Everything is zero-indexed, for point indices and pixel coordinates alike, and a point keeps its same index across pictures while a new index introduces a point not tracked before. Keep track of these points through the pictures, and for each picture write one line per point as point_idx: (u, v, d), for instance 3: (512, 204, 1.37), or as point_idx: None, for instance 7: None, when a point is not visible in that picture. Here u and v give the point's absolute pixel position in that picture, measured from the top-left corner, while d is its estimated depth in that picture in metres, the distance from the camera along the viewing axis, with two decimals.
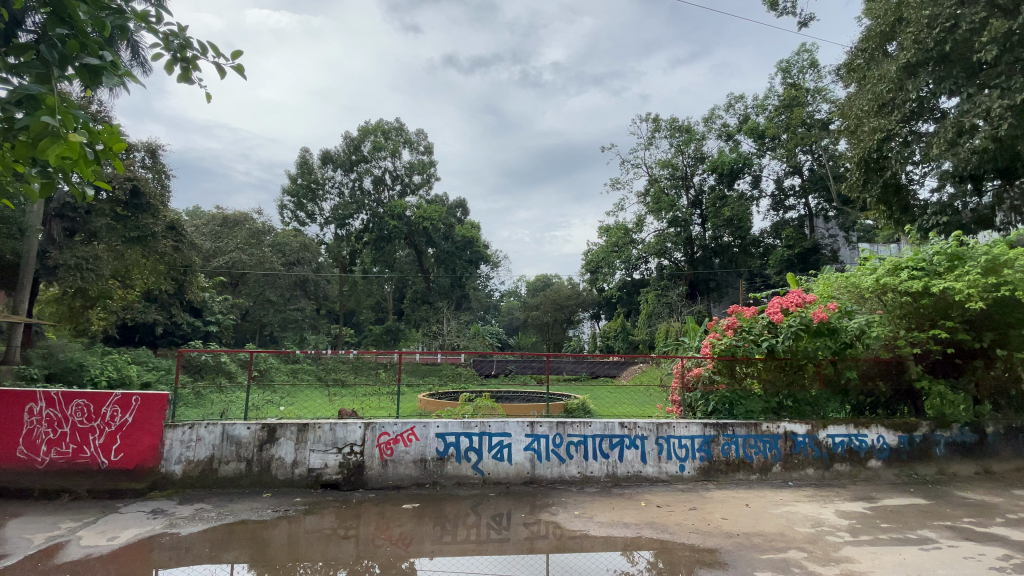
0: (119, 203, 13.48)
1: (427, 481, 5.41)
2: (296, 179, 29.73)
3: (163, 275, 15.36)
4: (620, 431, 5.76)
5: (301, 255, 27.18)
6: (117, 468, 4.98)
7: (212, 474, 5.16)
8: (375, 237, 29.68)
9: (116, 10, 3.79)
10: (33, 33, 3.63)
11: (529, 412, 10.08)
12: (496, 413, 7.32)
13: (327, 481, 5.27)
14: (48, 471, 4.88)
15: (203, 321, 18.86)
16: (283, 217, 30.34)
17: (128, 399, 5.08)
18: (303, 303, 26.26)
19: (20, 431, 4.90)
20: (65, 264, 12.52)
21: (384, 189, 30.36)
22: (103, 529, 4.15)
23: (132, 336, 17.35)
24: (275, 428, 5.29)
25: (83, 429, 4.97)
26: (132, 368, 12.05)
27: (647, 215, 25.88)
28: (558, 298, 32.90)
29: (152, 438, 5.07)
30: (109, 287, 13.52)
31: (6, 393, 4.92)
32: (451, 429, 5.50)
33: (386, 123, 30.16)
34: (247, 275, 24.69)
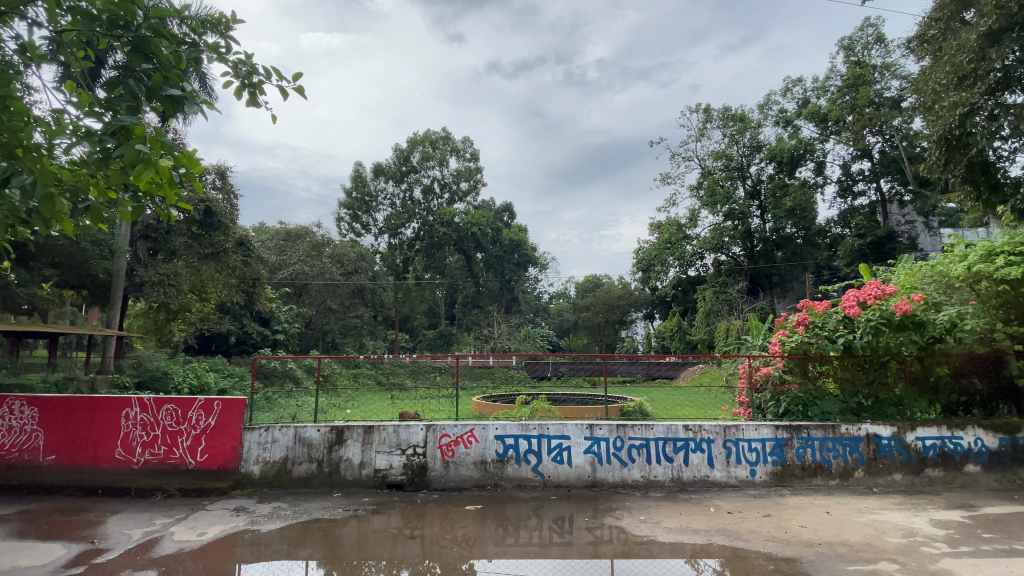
0: (194, 223, 14.69)
1: (488, 482, 5.45)
2: (351, 192, 30.97)
3: (235, 288, 16.45)
4: (684, 434, 5.56)
5: (358, 264, 28.26)
6: (202, 467, 5.36)
7: (287, 474, 5.43)
8: (426, 245, 30.54)
9: (192, 42, 4.13)
10: (119, 71, 4.01)
11: (584, 415, 9.99)
12: (553, 416, 7.29)
13: (392, 482, 5.43)
14: (143, 470, 5.33)
15: (271, 330, 20.00)
16: (340, 229, 31.79)
17: (211, 404, 5.43)
18: (361, 311, 27.36)
19: (119, 434, 5.37)
20: (150, 281, 13.79)
21: (433, 198, 31.15)
22: (192, 525, 4.47)
23: (209, 345, 18.71)
24: (343, 430, 5.51)
25: (173, 431, 5.39)
26: (210, 376, 12.93)
27: (701, 209, 24.96)
28: (610, 298, 32.36)
29: (233, 440, 5.41)
30: (189, 301, 14.61)
31: (105, 400, 5.40)
32: (509, 431, 5.51)
33: (434, 133, 30.92)
34: (309, 285, 25.97)
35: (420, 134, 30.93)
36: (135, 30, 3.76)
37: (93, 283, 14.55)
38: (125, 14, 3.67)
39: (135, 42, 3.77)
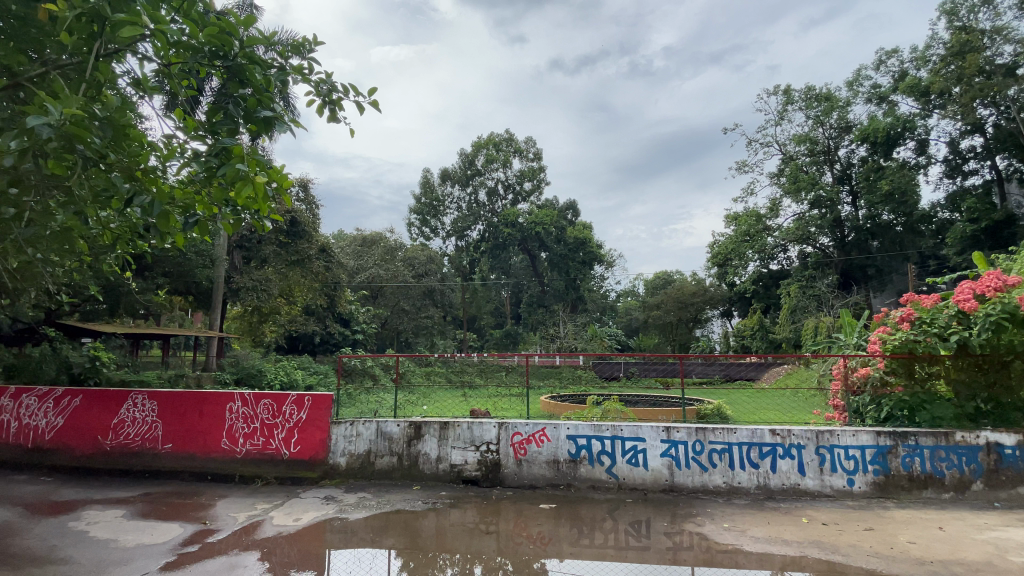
0: (282, 232, 15.99)
1: (561, 482, 5.43)
2: (420, 198, 32.12)
3: (318, 292, 17.65)
4: (770, 438, 5.22)
5: (428, 267, 29.35)
6: (296, 458, 5.79)
7: (370, 466, 5.74)
8: (491, 246, 31.28)
9: (280, 66, 4.52)
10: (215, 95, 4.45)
11: (658, 417, 9.67)
12: (626, 417, 7.13)
13: (468, 477, 5.57)
14: (245, 459, 5.85)
15: (351, 330, 21.27)
16: (410, 234, 33.11)
17: (302, 399, 5.87)
18: (432, 311, 28.36)
19: (224, 426, 5.94)
20: (245, 286, 15.21)
21: (498, 200, 31.59)
22: (289, 511, 4.84)
23: (297, 344, 20.19)
24: (421, 425, 5.73)
25: (269, 424, 5.87)
26: (298, 373, 13.97)
27: (783, 197, 23.27)
28: (682, 295, 31.10)
29: (322, 433, 5.80)
30: (278, 305, 15.86)
31: (213, 394, 5.99)
32: (582, 432, 5.46)
33: (497, 136, 31.27)
34: (383, 288, 27.22)
35: (484, 138, 31.44)
36: (231, 59, 4.15)
37: (197, 289, 16.13)
38: (225, 45, 4.08)
39: (231, 68, 4.17)
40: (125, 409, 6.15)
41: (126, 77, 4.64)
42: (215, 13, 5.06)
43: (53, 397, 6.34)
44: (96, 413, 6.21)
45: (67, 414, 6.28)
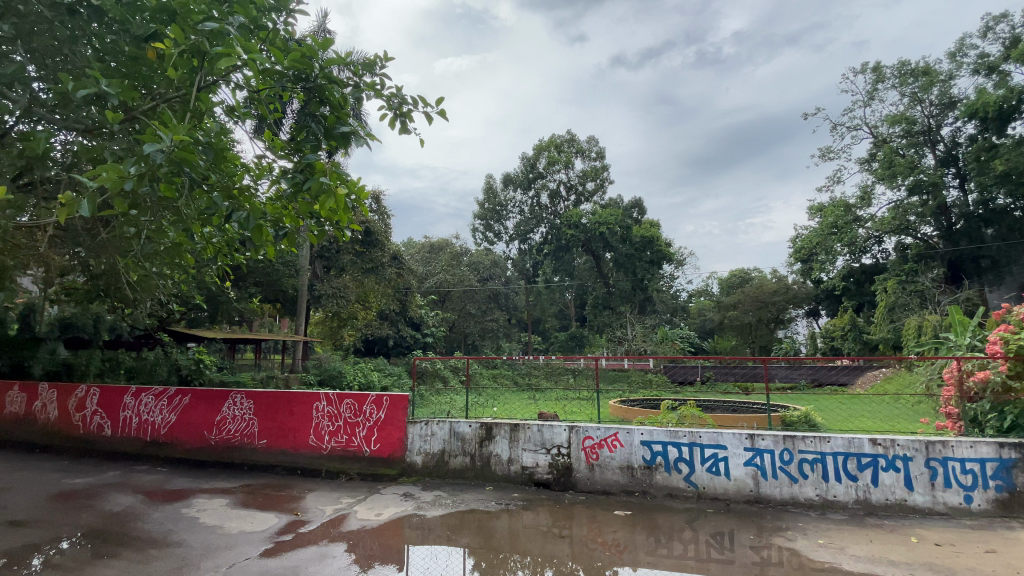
0: (358, 243, 17.03)
1: (636, 489, 5.27)
2: (483, 204, 32.69)
3: (391, 298, 18.53)
4: (871, 449, 4.77)
5: (492, 271, 29.82)
6: (376, 455, 6.08)
7: (445, 465, 5.89)
8: (554, 248, 31.16)
9: (355, 84, 4.81)
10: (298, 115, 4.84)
11: (738, 424, 9.15)
12: (704, 423, 6.78)
13: (539, 480, 5.56)
14: (330, 455, 6.23)
15: (421, 334, 22.11)
16: (475, 239, 33.84)
17: (381, 399, 6.17)
18: (497, 314, 28.88)
19: (311, 424, 6.36)
20: (327, 293, 16.43)
21: (561, 201, 31.38)
22: (371, 506, 5.09)
23: (372, 347, 21.25)
24: (492, 427, 5.81)
25: (352, 422, 6.21)
26: (374, 375, 14.83)
27: (875, 184, 21.25)
28: (760, 294, 29.26)
29: (399, 432, 6.04)
30: (355, 310, 16.84)
31: (301, 394, 6.44)
32: (657, 437, 5.27)
33: (559, 137, 31.10)
34: (451, 292, 27.99)
35: (545, 140, 31.42)
36: (314, 80, 4.50)
37: (284, 297, 17.43)
38: (307, 68, 4.45)
39: (313, 89, 4.53)
40: (226, 407, 6.76)
41: (222, 104, 5.13)
42: (296, 41, 5.47)
43: (166, 396, 7.09)
44: (203, 410, 6.87)
45: (178, 411, 7.00)
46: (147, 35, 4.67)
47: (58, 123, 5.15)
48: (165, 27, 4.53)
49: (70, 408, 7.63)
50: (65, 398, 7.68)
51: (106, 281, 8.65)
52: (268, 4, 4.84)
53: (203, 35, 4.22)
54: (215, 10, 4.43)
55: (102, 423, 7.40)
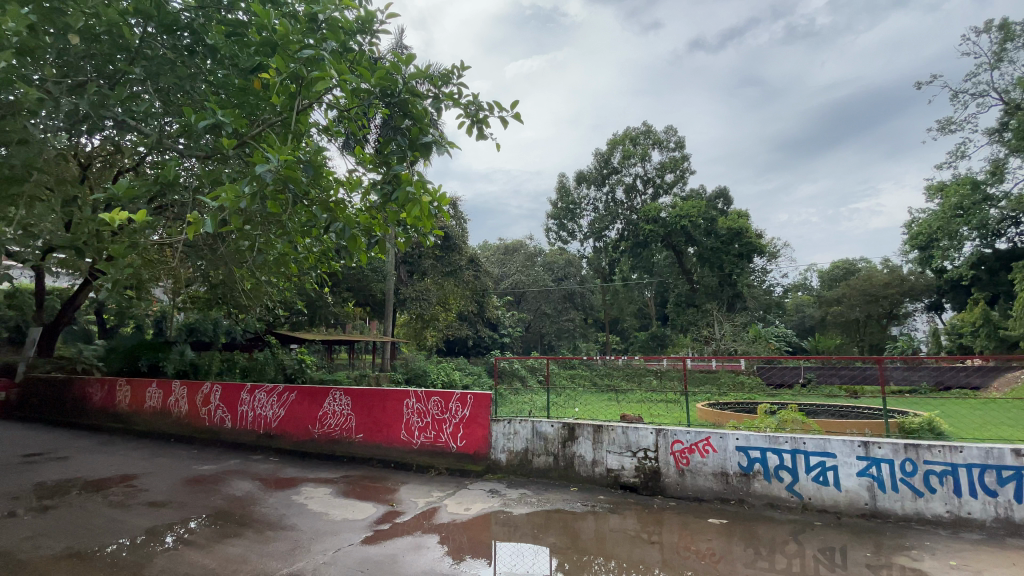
0: (438, 247, 17.75)
1: (732, 497, 4.98)
2: (557, 203, 32.56)
3: (469, 299, 19.09)
4: (1013, 460, 4.15)
5: (567, 270, 29.63)
6: (462, 451, 6.28)
7: (529, 464, 5.94)
8: (631, 244, 30.12)
9: (434, 94, 5.07)
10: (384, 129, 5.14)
11: (846, 431, 8.33)
12: (808, 428, 6.25)
13: (626, 483, 5.43)
14: (420, 450, 6.52)
15: (498, 334, 22.49)
16: (549, 239, 33.84)
17: (465, 397, 6.36)
18: (573, 314, 28.62)
19: (402, 420, 6.71)
20: (410, 296, 17.32)
21: (637, 195, 30.29)
22: (460, 501, 5.26)
23: (453, 348, 22.01)
24: (575, 427, 5.77)
25: (439, 419, 6.46)
26: (456, 374, 15.42)
27: (1010, 157, 18.38)
28: (867, 287, 26.40)
29: (484, 429, 6.19)
30: (437, 312, 17.55)
31: (392, 392, 6.81)
32: (754, 443, 4.95)
33: (633, 129, 30.20)
34: (527, 292, 28.23)
35: (619, 134, 30.69)
36: (398, 95, 4.78)
37: (372, 300, 18.57)
38: (392, 85, 4.74)
39: (397, 104, 4.81)
40: (327, 403, 7.33)
41: (317, 124, 5.58)
42: (379, 58, 5.80)
43: (276, 392, 7.83)
44: (307, 406, 7.50)
45: (286, 406, 7.70)
46: (253, 67, 5.19)
47: (184, 152, 5.87)
48: (267, 58, 5.00)
49: (198, 403, 8.66)
50: (194, 394, 8.74)
51: (223, 289, 9.73)
52: (354, 27, 5.18)
53: (300, 63, 4.62)
54: (309, 39, 4.85)
55: (224, 417, 8.33)
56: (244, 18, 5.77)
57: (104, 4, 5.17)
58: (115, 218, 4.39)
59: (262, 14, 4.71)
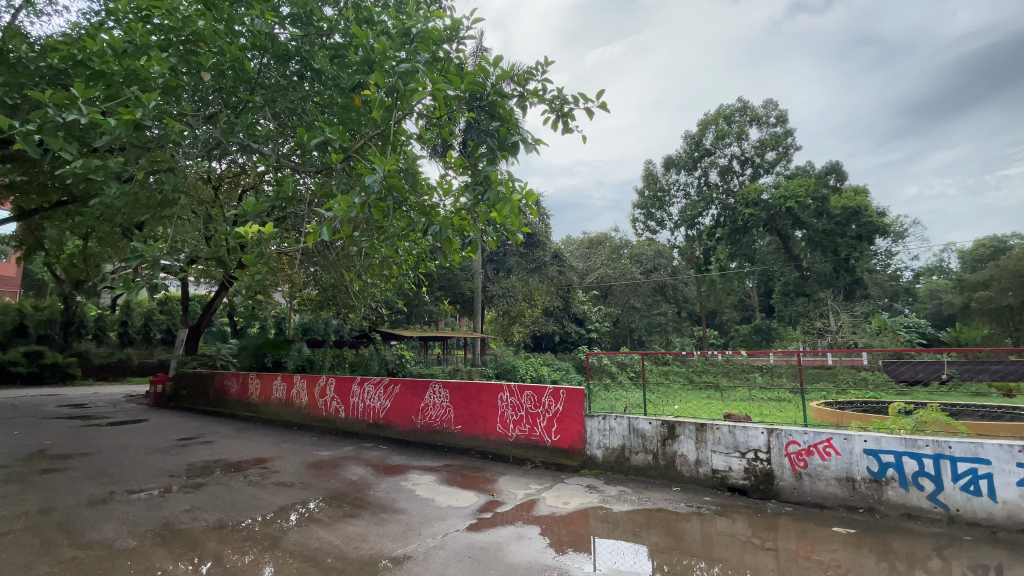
0: (522, 244, 18.04)
1: (860, 505, 4.51)
2: (643, 192, 31.39)
3: (555, 294, 19.16)
4: None
5: (656, 261, 27.81)
6: (557, 445, 6.32)
7: (627, 462, 5.82)
8: (728, 230, 27.30)
9: (519, 93, 5.15)
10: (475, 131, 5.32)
11: (1000, 435, 7.22)
12: (954, 431, 5.37)
13: (733, 485, 5.13)
14: (515, 443, 6.67)
15: (586, 329, 22.21)
16: (636, 229, 32.76)
17: (558, 392, 6.38)
18: (665, 307, 27.29)
19: (497, 413, 6.90)
20: (497, 293, 17.78)
21: (733, 177, 28.29)
22: (558, 495, 5.29)
23: (540, 344, 22.14)
24: (675, 425, 5.55)
25: (533, 413, 6.56)
26: (544, 369, 15.64)
27: None
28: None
29: (578, 425, 6.17)
30: (523, 308, 17.88)
31: (487, 386, 7.03)
32: (886, 446, 4.43)
33: (727, 107, 28.27)
34: (614, 286, 27.55)
35: (711, 113, 28.86)
36: (487, 98, 4.92)
37: (462, 298, 19.29)
38: (482, 88, 4.89)
39: (487, 107, 4.95)
40: (428, 396, 7.75)
41: (410, 132, 5.91)
42: (466, 63, 5.99)
43: (382, 385, 8.43)
44: (410, 398, 7.99)
45: (391, 398, 8.27)
46: (355, 85, 5.63)
47: (299, 169, 6.53)
48: (366, 76, 5.40)
49: (316, 394, 9.58)
50: (312, 386, 9.68)
51: (333, 291, 10.65)
52: (442, 36, 5.41)
53: (398, 77, 4.93)
54: (403, 54, 5.16)
55: (338, 407, 9.13)
56: (343, 41, 6.29)
57: (229, 43, 5.90)
58: (248, 231, 5.10)
59: (361, 35, 5.10)
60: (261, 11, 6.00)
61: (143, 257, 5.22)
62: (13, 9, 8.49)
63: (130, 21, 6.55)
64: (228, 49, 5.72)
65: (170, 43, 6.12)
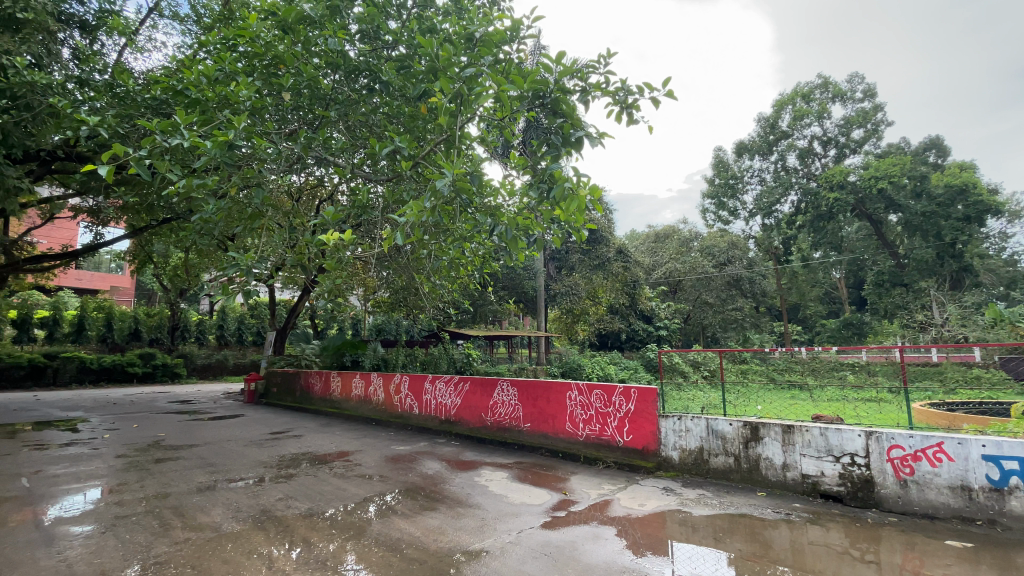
0: (586, 242, 17.88)
1: (979, 517, 4.04)
2: (713, 180, 29.98)
3: (621, 291, 18.78)
4: None
5: (731, 253, 26.39)
6: (630, 446, 6.18)
7: (705, 464, 5.58)
8: (811, 218, 25.33)
9: (582, 88, 5.09)
10: (538, 129, 5.32)
11: None
12: None
13: (827, 492, 4.77)
14: (585, 442, 6.60)
15: (655, 327, 21.52)
16: (706, 220, 31.40)
17: (629, 391, 6.24)
18: (742, 302, 25.66)
19: (567, 412, 6.87)
20: (561, 292, 17.72)
21: (814, 160, 26.34)
22: (633, 496, 5.18)
23: (607, 342, 21.75)
24: (759, 427, 5.25)
25: (603, 413, 6.46)
26: (612, 368, 15.40)
27: None
28: None
29: (651, 425, 6.00)
30: (588, 306, 17.70)
31: (556, 385, 7.02)
32: (1010, 451, 3.94)
33: (805, 85, 26.34)
34: (684, 281, 26.47)
35: (786, 93, 27.00)
36: (550, 95, 4.93)
37: (526, 297, 19.40)
38: (545, 88, 4.91)
39: (551, 104, 4.95)
40: (497, 393, 7.87)
41: (474, 136, 6.02)
42: (527, 64, 5.99)
43: (452, 383, 8.67)
44: (480, 396, 8.15)
45: (462, 395, 8.48)
46: (420, 94, 5.80)
47: (371, 178, 6.85)
48: (432, 83, 5.55)
49: (391, 392, 10.03)
50: (387, 384, 10.14)
51: (404, 293, 11.10)
52: (503, 38, 5.46)
53: (463, 82, 5.02)
54: (466, 59, 5.28)
55: (412, 404, 9.49)
56: (408, 51, 6.53)
57: (305, 63, 6.32)
58: (330, 238, 5.55)
59: (426, 45, 5.26)
60: (333, 30, 6.33)
61: (238, 266, 5.70)
62: (121, 47, 9.61)
63: (219, 50, 7.17)
64: (305, 69, 6.12)
65: (253, 68, 6.64)
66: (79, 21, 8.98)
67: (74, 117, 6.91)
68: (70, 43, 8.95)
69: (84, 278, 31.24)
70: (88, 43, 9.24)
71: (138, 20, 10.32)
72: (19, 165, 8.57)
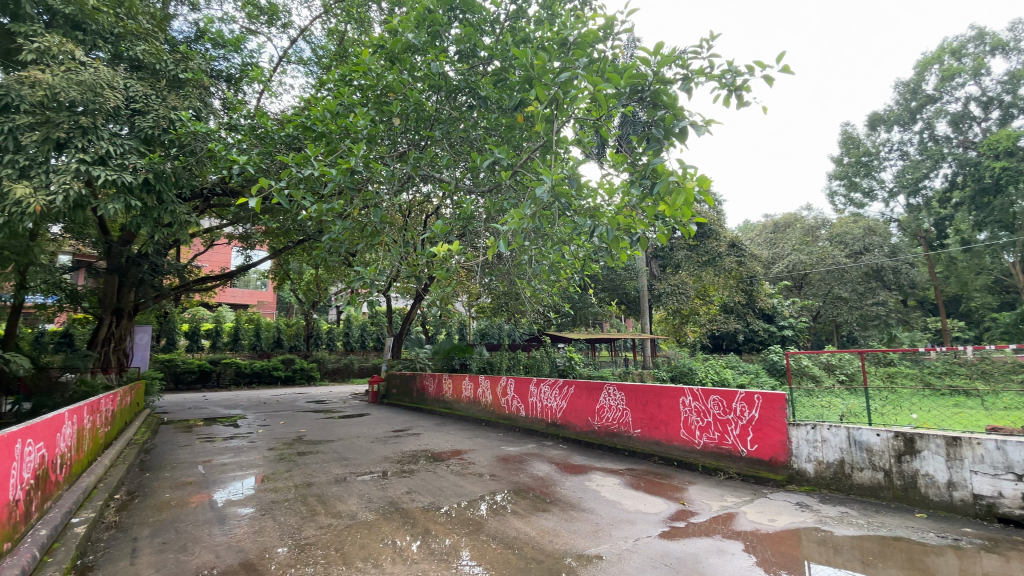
0: (693, 238, 16.95)
1: None
2: (842, 160, 26.70)
3: (735, 288, 17.46)
4: None
5: (868, 241, 22.86)
6: (754, 456, 5.72)
7: (847, 479, 4.98)
8: (971, 193, 21.38)
9: (684, 76, 4.88)
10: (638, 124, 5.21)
11: None
12: None
13: (1009, 517, 4.00)
14: (703, 451, 6.23)
15: (777, 326, 19.68)
16: (836, 205, 28.19)
17: (752, 397, 5.78)
18: (885, 296, 22.31)
19: (681, 418, 6.55)
20: (667, 291, 16.99)
21: (972, 125, 22.34)
22: (761, 510, 4.78)
23: (721, 343, 20.37)
24: (914, 439, 4.56)
25: (722, 420, 6.06)
26: (728, 372, 14.37)
27: None
28: None
29: (780, 435, 5.50)
30: (698, 305, 16.79)
31: (668, 389, 6.73)
32: None
33: (955, 39, 22.48)
34: (810, 274, 23.83)
35: (930, 52, 23.24)
36: (649, 88, 4.83)
37: (629, 298, 18.87)
38: (643, 81, 4.80)
39: (651, 96, 4.84)
40: (604, 398, 7.74)
41: (570, 139, 6.02)
42: (622, 59, 5.79)
43: (558, 387, 8.71)
44: (586, 400, 8.08)
45: (568, 399, 8.48)
46: (517, 105, 5.95)
47: (473, 190, 7.17)
48: (527, 92, 5.65)
49: (499, 394, 10.34)
50: (495, 387, 10.47)
51: (507, 299, 11.40)
52: (596, 38, 5.41)
53: (559, 86, 5.07)
54: (560, 63, 5.28)
55: (519, 407, 9.70)
56: (503, 64, 6.70)
57: (411, 89, 6.83)
58: (440, 249, 5.98)
59: (520, 55, 5.39)
60: (434, 53, 6.70)
61: (362, 279, 6.31)
62: (258, 93, 11.15)
63: (337, 87, 7.97)
64: (411, 94, 6.59)
65: (367, 99, 7.31)
66: (226, 75, 10.57)
67: (227, 157, 8.13)
68: (220, 94, 10.55)
69: (236, 295, 36.35)
70: (234, 92, 10.82)
71: (271, 68, 11.89)
72: (189, 202, 10.26)
